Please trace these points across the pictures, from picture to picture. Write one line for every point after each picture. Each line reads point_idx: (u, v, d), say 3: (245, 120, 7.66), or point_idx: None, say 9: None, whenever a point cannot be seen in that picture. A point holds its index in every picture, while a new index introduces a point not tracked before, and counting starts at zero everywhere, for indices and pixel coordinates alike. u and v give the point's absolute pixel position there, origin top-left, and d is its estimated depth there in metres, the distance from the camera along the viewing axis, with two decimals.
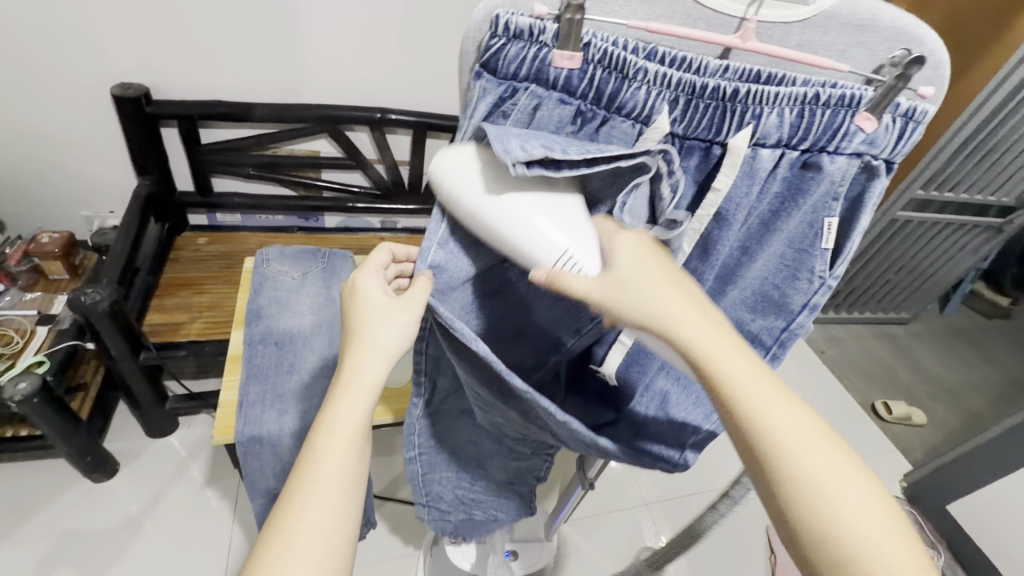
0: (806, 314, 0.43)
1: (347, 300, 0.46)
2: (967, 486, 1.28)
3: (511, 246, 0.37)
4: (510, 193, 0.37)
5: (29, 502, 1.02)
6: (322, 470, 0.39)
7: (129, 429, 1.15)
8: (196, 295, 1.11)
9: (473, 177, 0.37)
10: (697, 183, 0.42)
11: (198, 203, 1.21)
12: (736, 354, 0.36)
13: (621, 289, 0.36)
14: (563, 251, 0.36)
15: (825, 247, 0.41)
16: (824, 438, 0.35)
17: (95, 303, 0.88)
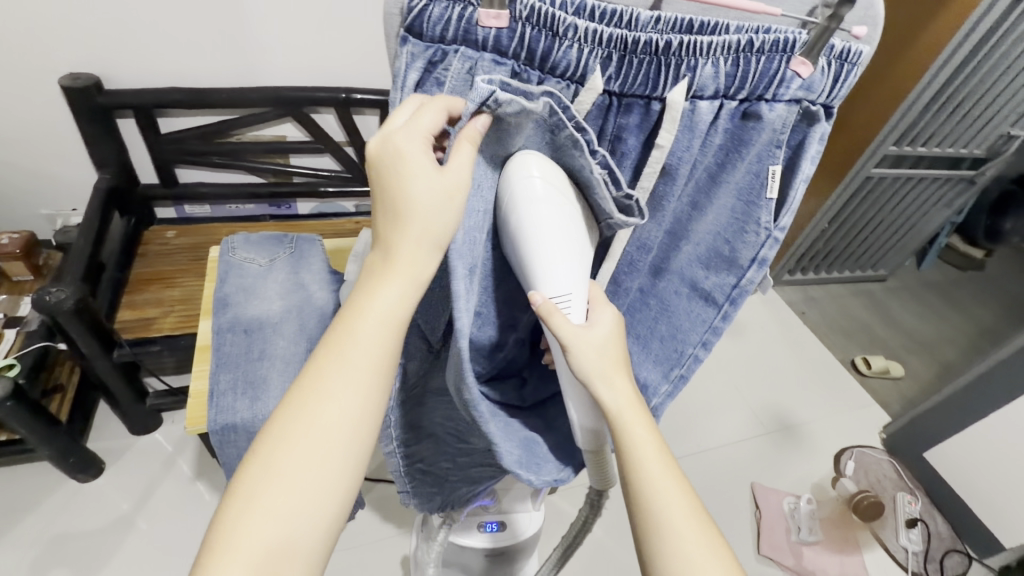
0: (755, 268, 0.45)
1: (382, 168, 0.37)
2: (944, 433, 1.32)
3: (525, 268, 0.41)
4: (558, 217, 0.40)
5: (16, 507, 1.01)
6: (334, 403, 0.35)
7: (113, 429, 1.13)
8: (167, 289, 1.09)
9: (539, 200, 0.39)
10: (642, 141, 0.42)
11: (162, 196, 1.18)
12: (649, 431, 0.42)
13: (591, 346, 0.41)
14: (566, 294, 0.41)
15: (770, 198, 0.42)
16: (711, 532, 0.40)
17: (60, 302, 0.86)
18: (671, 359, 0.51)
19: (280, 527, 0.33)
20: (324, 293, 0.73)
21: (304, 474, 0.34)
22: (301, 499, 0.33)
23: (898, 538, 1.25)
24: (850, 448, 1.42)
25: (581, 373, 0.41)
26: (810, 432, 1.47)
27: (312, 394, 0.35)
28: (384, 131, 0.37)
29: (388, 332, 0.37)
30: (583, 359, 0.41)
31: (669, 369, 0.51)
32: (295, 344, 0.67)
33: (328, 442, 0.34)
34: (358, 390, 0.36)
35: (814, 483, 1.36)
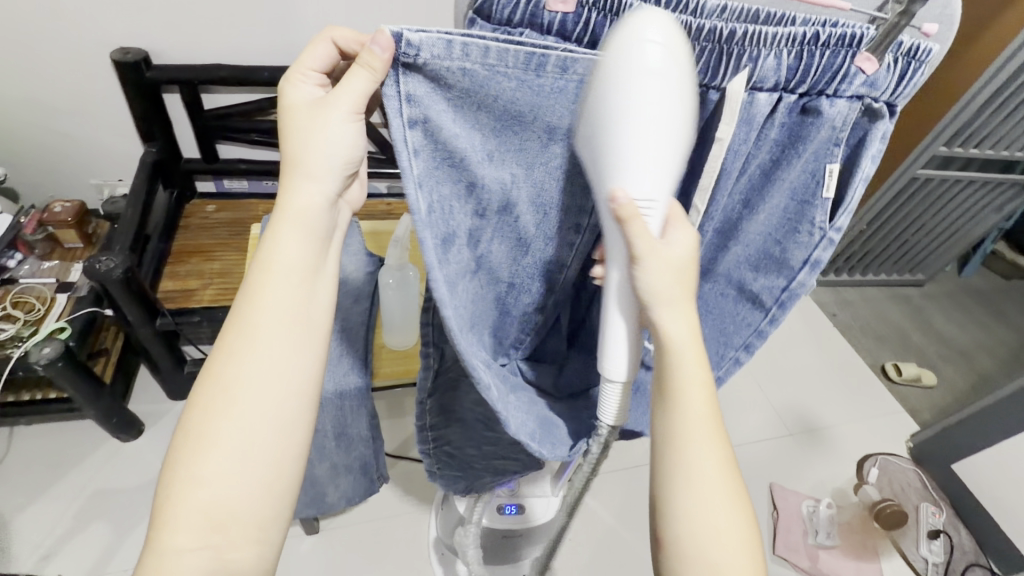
0: (806, 270, 0.44)
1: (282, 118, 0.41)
2: (975, 447, 1.29)
3: (603, 164, 0.35)
4: (668, 98, 0.33)
5: (62, 461, 1.07)
6: (241, 367, 0.39)
7: (152, 392, 1.19)
8: (207, 262, 1.12)
9: (649, 77, 0.32)
10: (695, 133, 0.40)
11: (203, 170, 1.21)
12: (699, 373, 0.42)
13: (659, 256, 0.38)
14: (650, 198, 0.36)
15: (826, 197, 0.41)
16: (729, 476, 0.43)
17: (109, 271, 0.90)
18: (711, 359, 0.52)
19: (227, 475, 0.38)
20: (359, 275, 0.71)
21: (237, 425, 0.39)
22: (235, 453, 0.38)
23: (918, 548, 1.24)
24: (875, 454, 1.39)
25: (644, 294, 0.39)
26: (835, 436, 1.45)
27: (230, 354, 0.40)
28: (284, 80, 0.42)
29: (294, 287, 0.41)
30: (648, 276, 0.38)
31: (708, 372, 0.52)
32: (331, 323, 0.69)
33: (247, 399, 0.39)
34: (279, 339, 0.40)
35: (834, 487, 1.35)
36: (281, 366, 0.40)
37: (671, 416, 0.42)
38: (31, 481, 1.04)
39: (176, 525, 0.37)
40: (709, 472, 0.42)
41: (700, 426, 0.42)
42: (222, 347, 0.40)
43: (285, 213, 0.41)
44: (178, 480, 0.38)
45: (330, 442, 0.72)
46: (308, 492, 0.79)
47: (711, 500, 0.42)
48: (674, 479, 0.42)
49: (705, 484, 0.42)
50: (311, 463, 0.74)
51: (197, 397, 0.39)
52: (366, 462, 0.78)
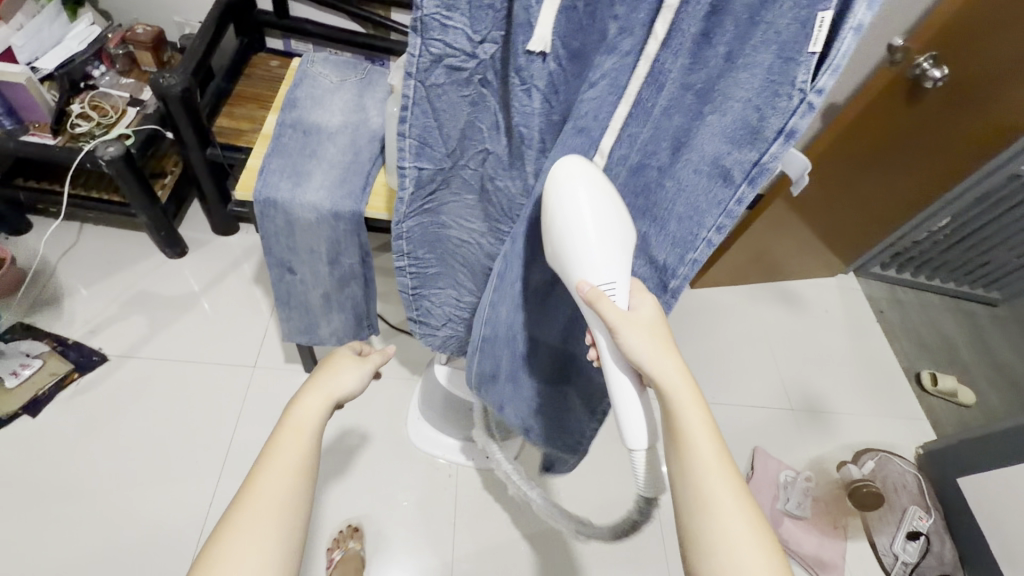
0: (780, 142, 0.41)
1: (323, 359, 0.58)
2: (986, 464, 1.22)
3: (573, 265, 0.50)
4: (597, 208, 0.48)
5: (115, 261, 1.22)
6: (267, 479, 0.46)
7: (199, 223, 1.31)
8: (260, 109, 1.19)
9: (571, 196, 0.48)
10: None
11: (274, 24, 1.27)
12: (700, 418, 0.49)
13: (634, 327, 0.49)
14: (610, 282, 0.49)
15: (812, 52, 0.36)
16: (756, 521, 0.46)
17: (170, 86, 0.98)
18: (682, 241, 0.50)
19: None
20: (381, 119, 0.77)
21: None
22: (259, 540, 0.43)
23: (891, 543, 1.20)
24: (875, 449, 1.34)
25: (636, 355, 0.49)
26: (838, 421, 1.40)
27: (251, 490, 0.45)
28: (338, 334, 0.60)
29: (308, 434, 0.50)
30: (636, 342, 0.49)
31: (684, 254, 0.50)
32: (342, 153, 0.73)
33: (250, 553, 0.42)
34: (297, 458, 0.48)
35: (821, 466, 1.31)
36: (284, 498, 0.45)
37: (686, 465, 0.48)
38: (89, 271, 1.19)
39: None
40: (739, 526, 0.45)
41: (715, 479, 0.47)
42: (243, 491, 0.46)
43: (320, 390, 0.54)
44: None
45: (323, 267, 0.75)
46: (302, 316, 0.85)
47: (745, 548, 0.45)
48: (698, 513, 0.46)
49: (735, 533, 0.45)
50: (305, 286, 0.79)
51: (230, 515, 0.44)
52: (356, 302, 0.83)
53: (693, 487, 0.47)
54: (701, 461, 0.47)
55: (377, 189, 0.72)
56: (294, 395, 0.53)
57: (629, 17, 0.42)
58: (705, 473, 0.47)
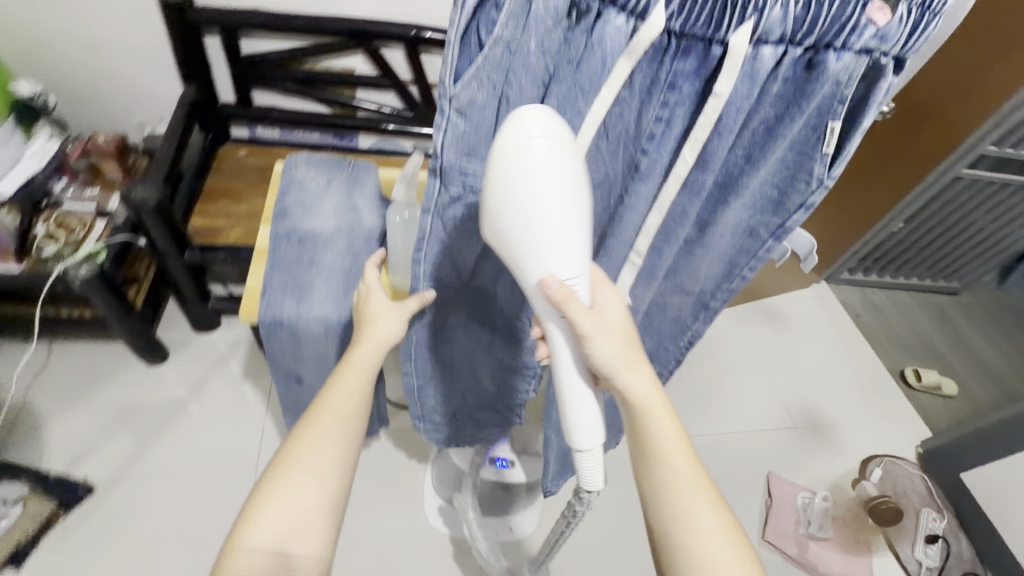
0: (801, 212, 0.44)
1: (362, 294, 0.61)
2: (985, 457, 1.26)
3: (530, 257, 0.42)
4: (559, 180, 0.38)
5: (90, 377, 1.15)
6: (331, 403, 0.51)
7: (177, 323, 1.26)
8: (235, 204, 1.17)
9: (529, 171, 0.37)
10: (697, 90, 0.38)
11: (239, 116, 1.25)
12: (671, 426, 0.49)
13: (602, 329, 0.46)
14: (575, 276, 0.43)
15: (826, 151, 0.40)
16: (728, 522, 0.47)
17: (144, 201, 0.96)
18: (719, 276, 0.55)
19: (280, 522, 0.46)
20: (374, 218, 0.77)
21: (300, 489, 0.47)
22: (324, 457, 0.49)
23: (913, 551, 1.22)
24: (880, 456, 1.37)
25: (605, 364, 0.47)
26: (840, 433, 1.43)
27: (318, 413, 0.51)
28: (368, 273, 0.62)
29: (367, 375, 0.54)
30: (605, 351, 0.47)
31: (719, 286, 0.56)
32: (341, 258, 0.72)
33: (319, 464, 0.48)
34: (355, 380, 0.53)
35: (834, 482, 1.33)
36: (346, 417, 0.51)
37: (659, 470, 0.48)
38: (65, 392, 1.12)
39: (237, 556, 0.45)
40: (709, 522, 0.46)
41: (687, 482, 0.47)
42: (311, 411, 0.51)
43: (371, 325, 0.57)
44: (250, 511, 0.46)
45: (332, 374, 0.72)
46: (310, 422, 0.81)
47: (715, 544, 0.46)
48: (672, 514, 0.47)
49: (708, 532, 0.46)
50: (314, 393, 0.75)
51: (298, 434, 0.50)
52: None
53: (667, 488, 0.47)
54: (673, 461, 0.48)
55: None
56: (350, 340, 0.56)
57: (656, 156, 0.41)
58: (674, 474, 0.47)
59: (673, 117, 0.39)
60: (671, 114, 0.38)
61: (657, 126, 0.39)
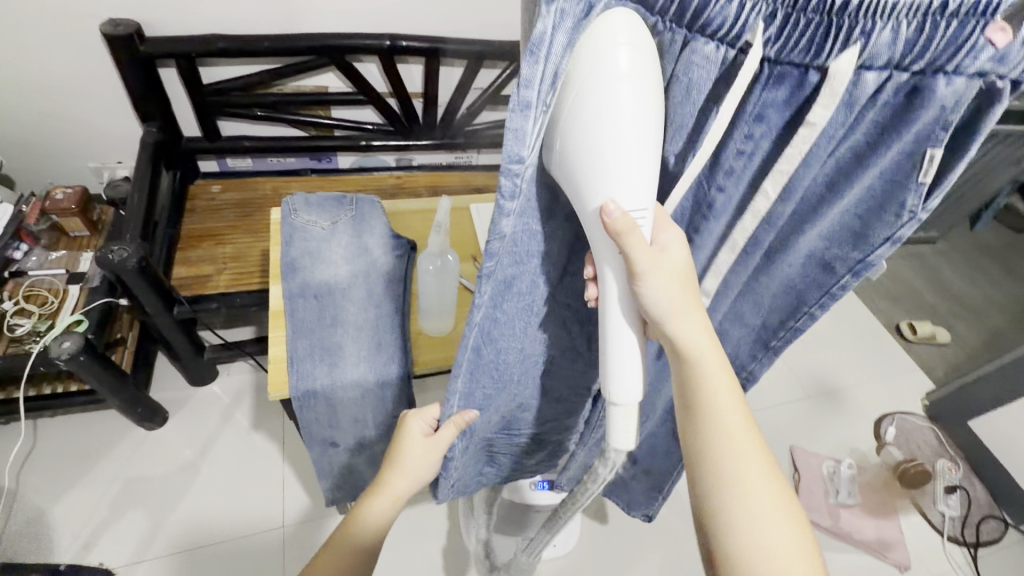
0: (887, 246, 0.39)
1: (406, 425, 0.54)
2: (989, 404, 1.30)
3: (582, 187, 0.32)
4: (640, 103, 0.29)
5: (87, 452, 1.07)
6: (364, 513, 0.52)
7: (173, 379, 1.18)
8: (218, 247, 1.08)
9: (610, 83, 0.29)
10: (785, 121, 0.32)
11: (207, 149, 1.16)
12: (722, 372, 0.41)
13: (656, 270, 0.36)
14: (642, 209, 0.33)
15: (922, 182, 0.34)
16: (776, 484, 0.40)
17: (123, 260, 0.87)
18: (785, 311, 0.50)
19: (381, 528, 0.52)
20: (390, 258, 0.71)
21: (397, 502, 0.53)
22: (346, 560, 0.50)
23: (935, 504, 1.26)
24: (892, 414, 1.42)
25: (655, 305, 0.39)
26: (851, 397, 1.46)
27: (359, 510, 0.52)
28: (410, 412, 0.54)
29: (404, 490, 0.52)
30: (657, 293, 0.38)
31: (784, 320, 0.51)
32: (364, 309, 0.67)
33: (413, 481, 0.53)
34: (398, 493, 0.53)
35: (853, 448, 1.36)
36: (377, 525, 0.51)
37: (708, 437, 0.40)
38: (62, 471, 1.04)
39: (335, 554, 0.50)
40: (765, 503, 0.39)
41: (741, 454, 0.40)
42: (401, 432, 0.54)
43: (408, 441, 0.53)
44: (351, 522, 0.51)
45: (370, 433, 0.68)
46: (346, 480, 0.77)
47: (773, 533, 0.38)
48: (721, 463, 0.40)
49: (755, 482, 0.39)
50: (350, 453, 0.71)
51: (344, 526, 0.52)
52: None
53: (712, 440, 0.40)
54: (718, 414, 0.40)
55: (419, 339, 0.67)
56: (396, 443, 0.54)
57: (733, 191, 0.37)
58: (729, 445, 0.40)
59: (756, 149, 0.34)
60: (754, 147, 0.34)
61: (738, 160, 0.34)
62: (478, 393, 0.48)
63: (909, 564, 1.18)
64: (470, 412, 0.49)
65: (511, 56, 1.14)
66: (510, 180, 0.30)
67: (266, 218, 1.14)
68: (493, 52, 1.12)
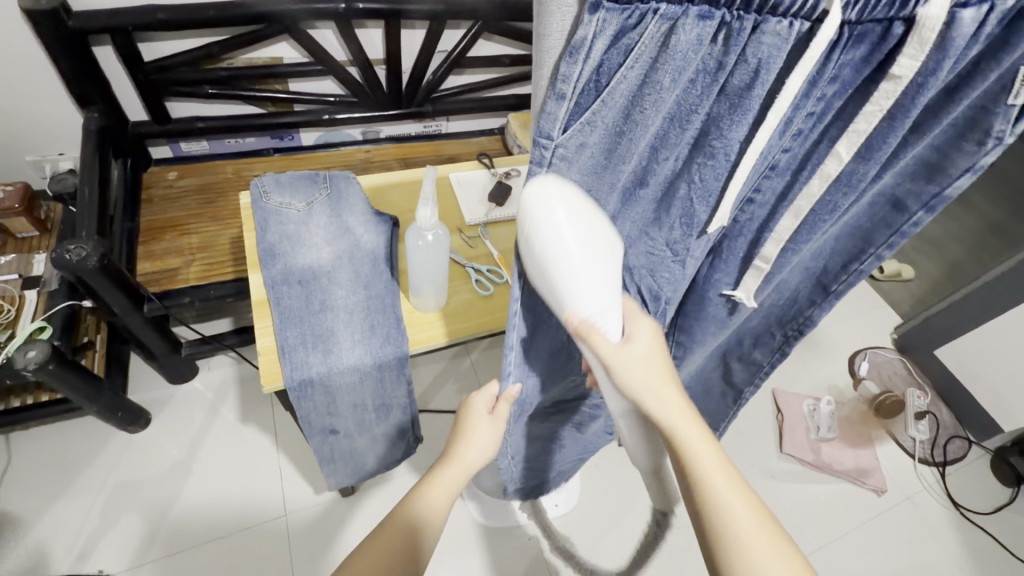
0: (967, 177, 0.36)
1: (463, 411, 0.56)
2: (952, 334, 1.37)
3: (554, 289, 0.37)
4: (584, 240, 0.35)
5: (70, 461, 1.03)
6: (434, 489, 0.52)
7: (152, 379, 1.14)
8: (183, 237, 1.02)
9: (557, 220, 0.34)
10: (855, 81, 0.31)
11: (157, 134, 1.09)
12: (706, 437, 0.41)
13: (626, 361, 0.41)
14: (600, 312, 0.38)
15: (1013, 103, 0.32)
16: (780, 537, 0.38)
17: (82, 260, 0.81)
18: (849, 251, 0.47)
19: (451, 497, 0.52)
20: (373, 236, 0.68)
21: (464, 479, 0.54)
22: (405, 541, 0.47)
23: (907, 430, 1.33)
24: (864, 350, 1.49)
25: (631, 390, 0.41)
26: (825, 338, 1.52)
27: (424, 487, 0.52)
28: (472, 394, 0.56)
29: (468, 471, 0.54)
30: (633, 376, 0.41)
31: (849, 261, 0.48)
32: (354, 292, 0.64)
33: (480, 455, 0.54)
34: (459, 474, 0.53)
35: (831, 385, 1.43)
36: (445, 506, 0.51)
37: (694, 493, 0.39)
38: (44, 484, 1.00)
39: (403, 520, 0.49)
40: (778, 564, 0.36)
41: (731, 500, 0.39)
42: (465, 411, 0.56)
43: (470, 421, 0.55)
44: (414, 497, 0.51)
45: (371, 415, 0.67)
46: (349, 465, 0.76)
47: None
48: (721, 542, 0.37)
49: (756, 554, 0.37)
50: (352, 438, 0.70)
51: (408, 502, 0.51)
52: (409, 433, 0.75)
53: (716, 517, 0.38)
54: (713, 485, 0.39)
55: (412, 317, 0.64)
56: (457, 422, 0.56)
57: (798, 150, 0.36)
58: (721, 498, 0.38)
59: (827, 110, 0.33)
60: (824, 108, 0.33)
61: (807, 123, 0.33)
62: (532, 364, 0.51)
63: (886, 487, 1.26)
64: (518, 386, 0.51)
65: (475, 15, 1.08)
66: (539, 152, 0.31)
67: (230, 204, 1.08)
68: (455, 11, 1.05)
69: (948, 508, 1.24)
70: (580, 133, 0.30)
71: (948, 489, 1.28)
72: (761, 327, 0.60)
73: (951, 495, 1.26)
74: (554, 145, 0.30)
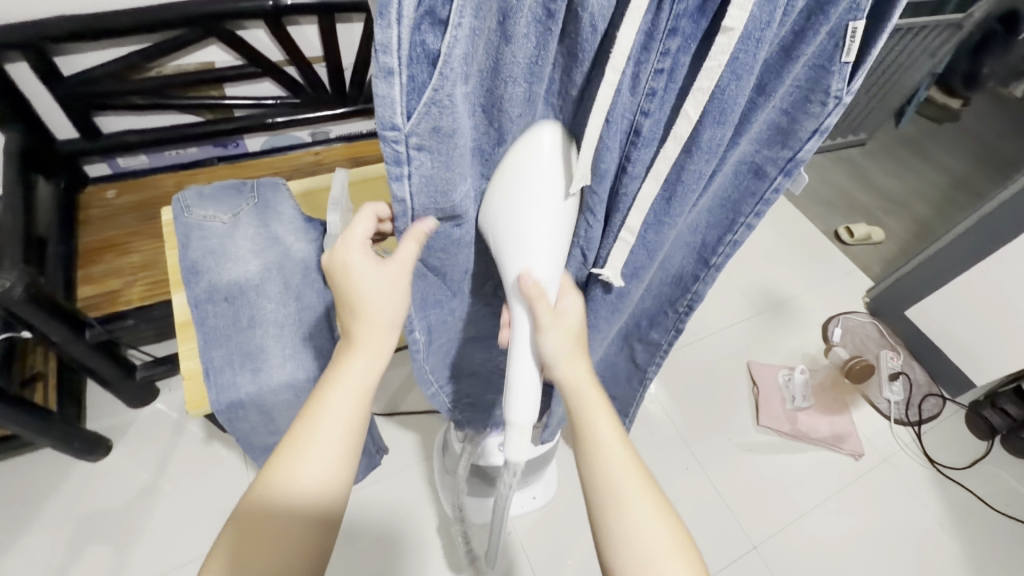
0: (815, 140, 0.35)
1: (340, 275, 0.44)
2: (918, 294, 1.37)
3: (511, 252, 0.40)
4: (552, 214, 0.39)
5: (31, 496, 1.00)
6: (313, 413, 0.42)
7: (112, 405, 1.11)
8: (123, 256, 0.99)
9: (525, 188, 0.38)
10: (699, 34, 0.29)
11: (89, 150, 1.04)
12: (604, 413, 0.44)
13: (558, 325, 0.43)
14: (550, 278, 0.42)
15: (846, 62, 0.30)
16: (663, 509, 0.42)
17: (7, 290, 0.77)
18: (721, 223, 0.45)
19: (348, 404, 0.43)
20: (303, 245, 0.65)
21: (365, 363, 0.44)
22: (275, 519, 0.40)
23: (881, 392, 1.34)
24: (838, 316, 1.48)
25: (550, 356, 0.44)
26: (798, 306, 1.52)
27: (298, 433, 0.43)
28: (340, 248, 0.44)
29: (358, 366, 0.44)
30: (549, 342, 0.43)
31: (722, 234, 0.45)
32: (284, 305, 0.62)
33: (379, 325, 0.45)
34: (352, 372, 0.44)
35: (803, 353, 1.43)
36: (329, 442, 0.42)
37: (590, 457, 0.43)
38: (6, 521, 0.97)
39: (275, 496, 0.41)
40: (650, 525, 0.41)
41: (615, 458, 0.43)
42: (340, 271, 0.44)
43: (352, 293, 0.43)
44: (282, 457, 0.42)
45: None
46: None
47: (655, 543, 0.40)
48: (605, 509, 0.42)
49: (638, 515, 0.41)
50: None
51: (281, 455, 0.42)
52: None
53: (600, 481, 0.42)
54: (605, 451, 0.43)
55: None
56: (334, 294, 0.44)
57: (660, 115, 0.32)
58: (606, 465, 0.43)
59: (676, 66, 0.30)
60: (673, 64, 0.30)
61: (657, 81, 0.30)
62: (433, 318, 0.52)
63: (863, 451, 1.27)
64: (432, 220, 0.38)
65: None
66: (391, 147, 0.30)
67: None
68: None
69: (924, 466, 1.25)
70: (427, 117, 0.29)
71: (924, 447, 1.29)
72: (653, 304, 0.56)
73: (927, 453, 1.27)
74: (402, 136, 0.29)
